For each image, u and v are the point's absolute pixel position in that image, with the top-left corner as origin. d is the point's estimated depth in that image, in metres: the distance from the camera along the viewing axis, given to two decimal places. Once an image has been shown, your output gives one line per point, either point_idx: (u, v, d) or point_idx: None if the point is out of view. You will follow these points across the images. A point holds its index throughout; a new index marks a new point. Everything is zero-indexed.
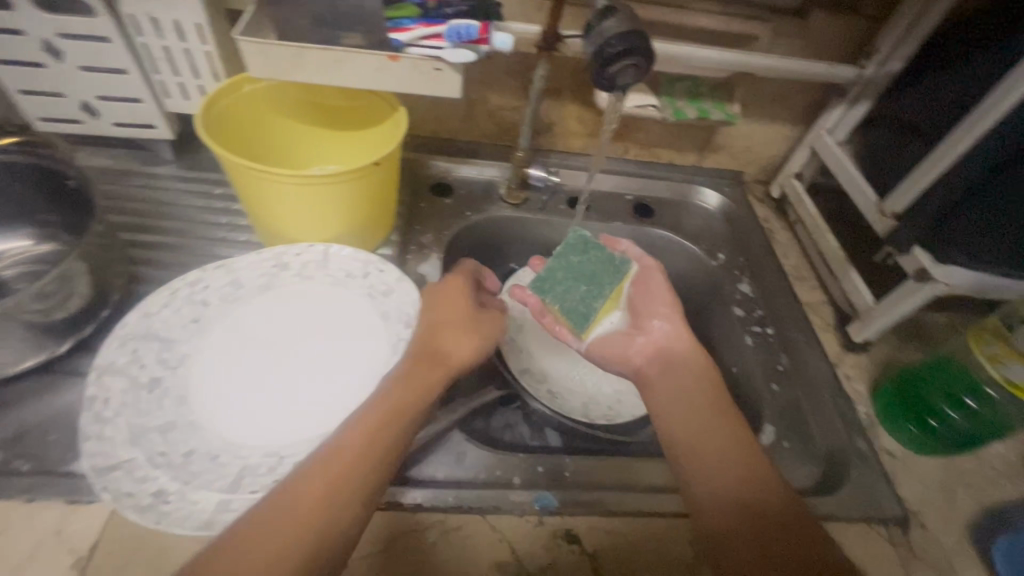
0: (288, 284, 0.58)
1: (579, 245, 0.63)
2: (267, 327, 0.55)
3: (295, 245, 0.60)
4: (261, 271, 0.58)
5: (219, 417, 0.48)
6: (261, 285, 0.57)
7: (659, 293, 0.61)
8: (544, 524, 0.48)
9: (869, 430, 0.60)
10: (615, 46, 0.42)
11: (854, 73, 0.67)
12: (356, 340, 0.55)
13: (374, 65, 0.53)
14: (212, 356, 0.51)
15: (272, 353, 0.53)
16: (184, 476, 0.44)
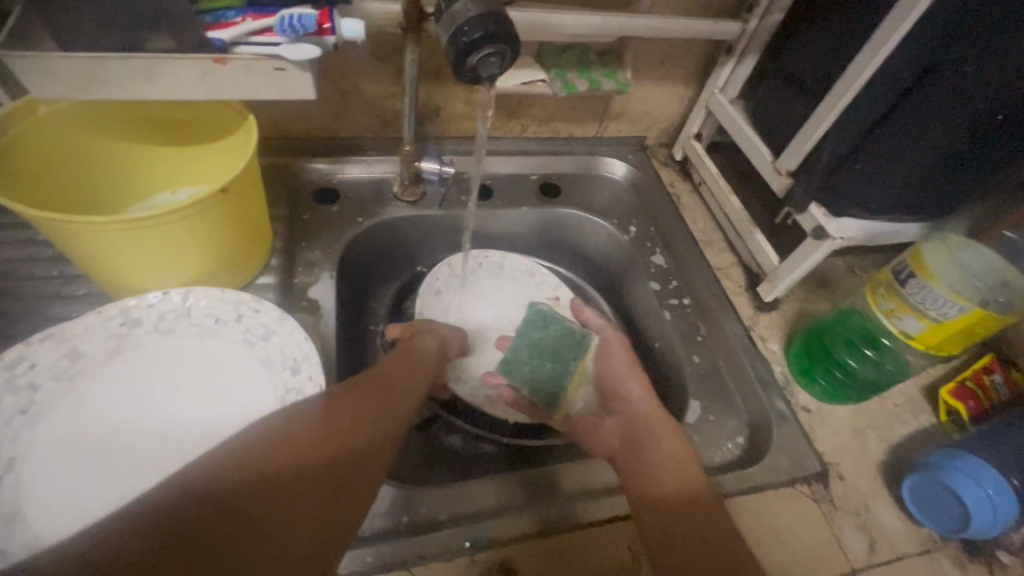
0: (143, 345, 0.50)
1: (540, 322, 0.65)
2: (124, 403, 0.47)
3: (146, 294, 0.51)
4: (104, 333, 0.49)
5: (67, 531, 0.41)
6: (107, 351, 0.49)
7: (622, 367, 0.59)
8: (476, 562, 0.45)
9: (786, 389, 0.62)
10: (470, 33, 0.36)
11: (739, 28, 0.65)
12: (236, 401, 0.48)
13: (199, 70, 0.44)
14: (49, 457, 0.44)
15: (135, 435, 0.46)
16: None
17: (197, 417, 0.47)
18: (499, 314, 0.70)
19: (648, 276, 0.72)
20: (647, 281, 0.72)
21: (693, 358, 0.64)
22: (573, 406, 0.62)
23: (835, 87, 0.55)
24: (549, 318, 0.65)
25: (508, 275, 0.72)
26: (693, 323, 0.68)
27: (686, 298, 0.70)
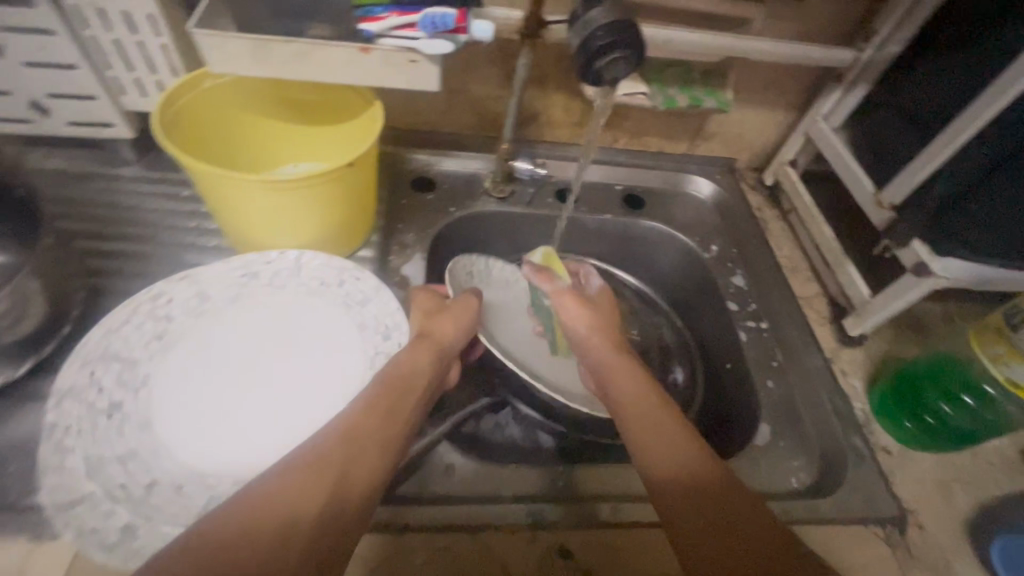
0: (257, 297, 0.56)
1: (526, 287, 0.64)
2: (238, 344, 0.53)
3: (266, 254, 0.57)
4: (229, 282, 0.56)
5: (185, 445, 0.47)
6: (229, 298, 0.55)
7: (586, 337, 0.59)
8: (538, 540, 0.47)
9: (865, 428, 0.60)
10: (602, 38, 0.39)
11: (852, 56, 0.65)
12: (332, 355, 0.54)
13: (343, 56, 0.49)
14: (173, 382, 0.50)
15: (242, 372, 0.52)
16: (145, 513, 0.42)
17: (299, 366, 0.53)
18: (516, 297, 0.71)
19: (726, 296, 0.71)
20: (725, 301, 0.71)
21: (767, 382, 0.63)
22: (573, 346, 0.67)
23: (956, 122, 0.53)
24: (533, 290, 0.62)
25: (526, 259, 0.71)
26: (770, 348, 0.66)
27: (764, 323, 0.69)
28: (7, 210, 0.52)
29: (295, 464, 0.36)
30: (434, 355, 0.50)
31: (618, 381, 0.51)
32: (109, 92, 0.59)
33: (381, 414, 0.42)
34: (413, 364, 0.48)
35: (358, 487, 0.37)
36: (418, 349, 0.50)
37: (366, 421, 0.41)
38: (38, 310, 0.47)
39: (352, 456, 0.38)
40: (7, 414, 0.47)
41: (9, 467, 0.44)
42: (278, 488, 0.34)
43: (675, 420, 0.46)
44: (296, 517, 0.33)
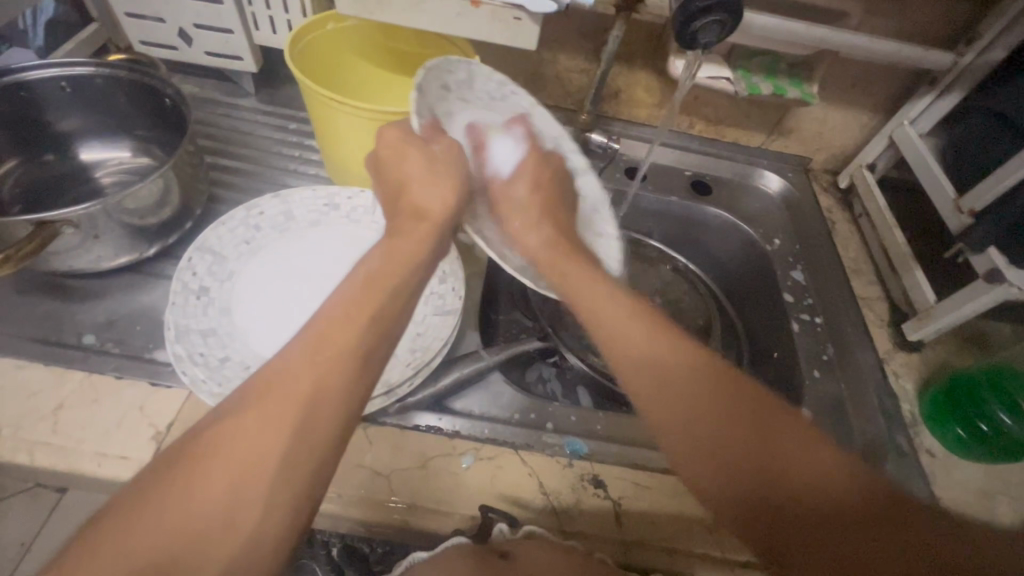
0: (335, 223, 0.60)
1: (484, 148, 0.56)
2: (313, 261, 0.58)
3: (348, 188, 0.61)
4: (313, 207, 0.60)
5: (257, 335, 0.51)
6: (311, 220, 0.60)
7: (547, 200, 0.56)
8: (573, 466, 0.50)
9: (910, 428, 0.60)
10: (703, 0, 0.44)
11: (951, 60, 0.63)
12: None
13: (457, 8, 0.54)
14: (252, 281, 0.54)
15: (311, 286, 0.56)
16: (218, 377, 0.47)
17: None
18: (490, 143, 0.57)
19: (783, 288, 0.72)
20: (781, 292, 0.71)
21: (814, 373, 0.64)
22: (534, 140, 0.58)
23: None
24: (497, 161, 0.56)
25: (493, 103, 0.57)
26: (822, 341, 0.66)
27: (819, 317, 0.69)
28: (159, 119, 0.62)
29: (254, 400, 0.34)
30: (426, 245, 0.44)
31: (653, 361, 0.42)
32: (245, 27, 0.67)
33: (350, 328, 0.37)
34: (397, 264, 0.42)
35: (324, 420, 0.34)
36: (410, 234, 0.44)
37: (333, 339, 0.37)
38: (174, 201, 0.54)
39: (320, 382, 0.35)
40: (138, 286, 0.56)
41: (136, 326, 0.53)
42: (237, 432, 0.33)
43: (717, 405, 0.41)
44: (261, 461, 0.32)
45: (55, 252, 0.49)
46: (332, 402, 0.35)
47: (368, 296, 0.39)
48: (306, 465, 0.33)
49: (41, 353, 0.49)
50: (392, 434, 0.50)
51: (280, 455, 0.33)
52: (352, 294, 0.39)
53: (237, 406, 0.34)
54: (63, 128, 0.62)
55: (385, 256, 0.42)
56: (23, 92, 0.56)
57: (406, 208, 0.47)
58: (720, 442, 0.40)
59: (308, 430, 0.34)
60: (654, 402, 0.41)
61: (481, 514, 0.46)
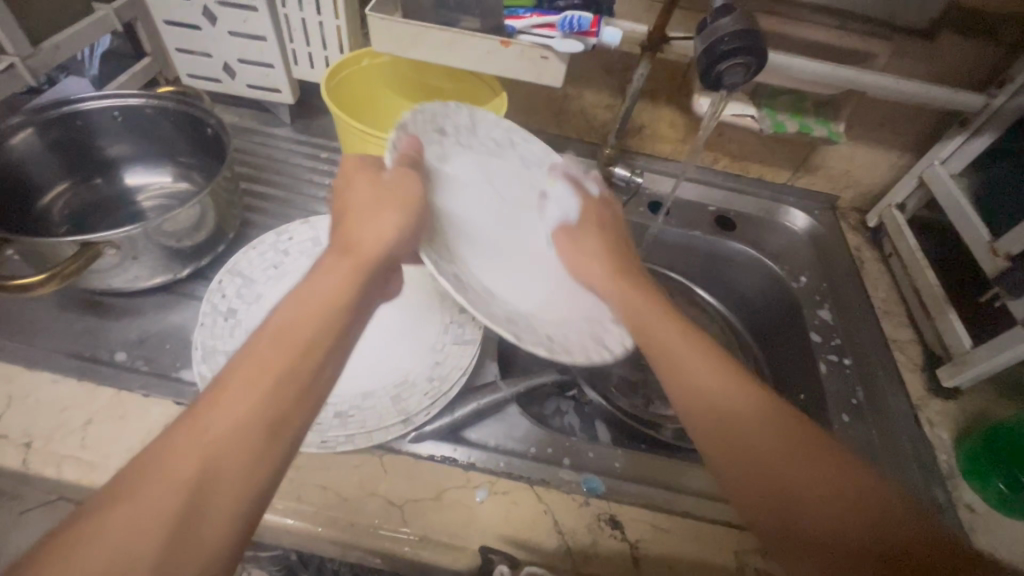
0: None
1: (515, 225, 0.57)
2: None
3: None
4: None
5: None
6: None
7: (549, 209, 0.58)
8: (589, 505, 0.49)
9: (948, 481, 0.57)
10: (728, 44, 0.45)
11: (982, 102, 0.63)
12: (414, 316, 0.58)
13: (485, 47, 0.55)
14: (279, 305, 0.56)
15: None
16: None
17: (389, 313, 0.58)
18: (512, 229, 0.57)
19: (810, 327, 0.70)
20: (808, 331, 0.69)
21: (843, 417, 0.61)
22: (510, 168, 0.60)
23: None
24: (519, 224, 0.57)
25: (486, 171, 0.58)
26: (851, 384, 0.64)
27: (848, 358, 0.67)
28: (201, 146, 0.65)
29: (142, 477, 0.30)
30: (353, 284, 0.39)
31: (714, 403, 0.41)
32: (285, 63, 0.70)
33: (262, 391, 0.33)
34: (315, 306, 0.37)
35: (225, 501, 0.31)
36: (332, 273, 0.39)
37: (226, 408, 0.33)
38: (209, 225, 0.56)
39: (217, 456, 0.31)
40: (170, 305, 0.58)
41: (165, 345, 0.54)
42: (115, 510, 0.29)
43: (779, 450, 0.38)
44: (143, 549, 0.28)
45: (95, 271, 0.51)
46: (235, 483, 0.32)
47: (279, 350, 0.35)
48: (195, 554, 0.30)
49: (74, 368, 0.51)
50: (406, 463, 0.49)
51: (159, 547, 0.29)
52: (257, 348, 0.35)
53: (120, 484, 0.30)
54: (112, 154, 0.65)
55: (300, 300, 0.37)
56: (78, 120, 0.60)
57: (337, 239, 0.42)
58: (782, 486, 0.37)
59: (199, 512, 0.30)
60: (728, 439, 0.40)
61: (481, 555, 0.45)
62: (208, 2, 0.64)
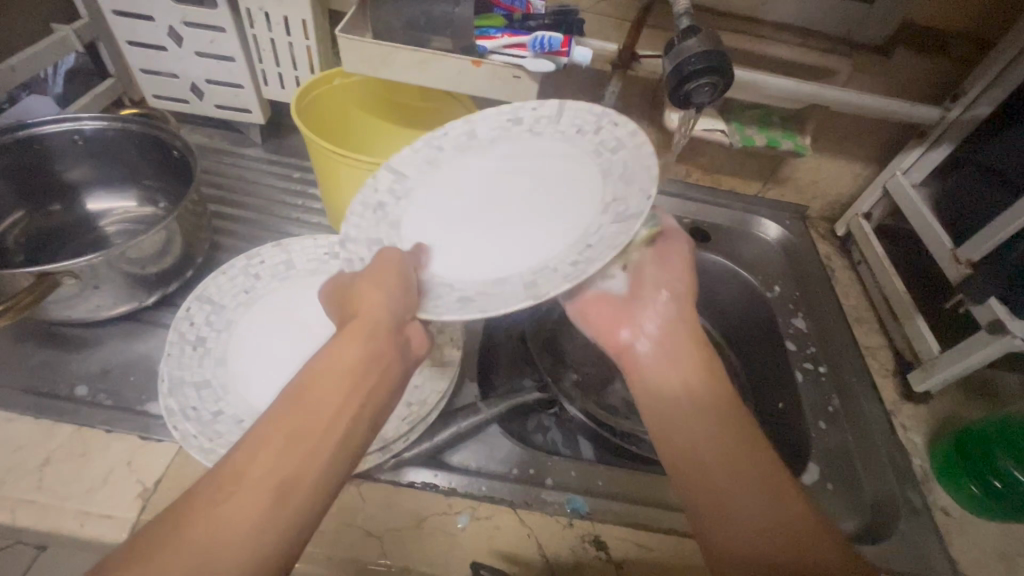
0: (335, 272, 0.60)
1: (505, 202, 0.50)
2: (313, 310, 0.57)
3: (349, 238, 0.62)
4: (313, 256, 0.61)
5: (251, 385, 0.50)
6: (310, 269, 0.60)
7: (518, 171, 0.51)
8: (573, 526, 0.48)
9: (922, 485, 0.58)
10: (694, 65, 0.46)
11: (938, 115, 0.65)
12: None
13: (458, 67, 0.55)
14: (250, 331, 0.54)
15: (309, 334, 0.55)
16: (209, 433, 0.46)
17: None
18: (510, 210, 0.50)
19: (785, 336, 0.71)
20: (783, 340, 0.70)
21: (820, 425, 0.62)
22: (459, 141, 0.53)
23: None
24: (511, 201, 0.50)
25: (444, 171, 0.53)
26: (827, 392, 0.65)
27: (823, 366, 0.68)
28: (167, 169, 0.63)
29: (153, 548, 0.29)
30: (365, 347, 0.37)
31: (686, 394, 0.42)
32: (254, 83, 0.69)
33: (271, 457, 0.32)
34: (332, 373, 0.35)
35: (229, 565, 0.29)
36: (349, 340, 0.37)
37: (249, 471, 0.32)
38: (176, 250, 0.55)
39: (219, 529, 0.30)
40: (135, 334, 0.56)
41: (129, 376, 0.52)
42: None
43: (724, 430, 0.40)
44: None
45: (53, 302, 0.49)
46: (244, 542, 0.30)
47: (289, 412, 0.34)
48: None
49: (30, 404, 0.49)
50: (386, 491, 0.48)
51: None
52: (277, 415, 0.34)
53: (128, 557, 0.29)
54: (71, 179, 0.63)
55: (314, 366, 0.36)
56: (35, 145, 0.58)
57: (346, 307, 0.40)
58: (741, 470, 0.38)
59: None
60: (669, 411, 0.41)
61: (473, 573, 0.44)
62: (173, 23, 0.63)
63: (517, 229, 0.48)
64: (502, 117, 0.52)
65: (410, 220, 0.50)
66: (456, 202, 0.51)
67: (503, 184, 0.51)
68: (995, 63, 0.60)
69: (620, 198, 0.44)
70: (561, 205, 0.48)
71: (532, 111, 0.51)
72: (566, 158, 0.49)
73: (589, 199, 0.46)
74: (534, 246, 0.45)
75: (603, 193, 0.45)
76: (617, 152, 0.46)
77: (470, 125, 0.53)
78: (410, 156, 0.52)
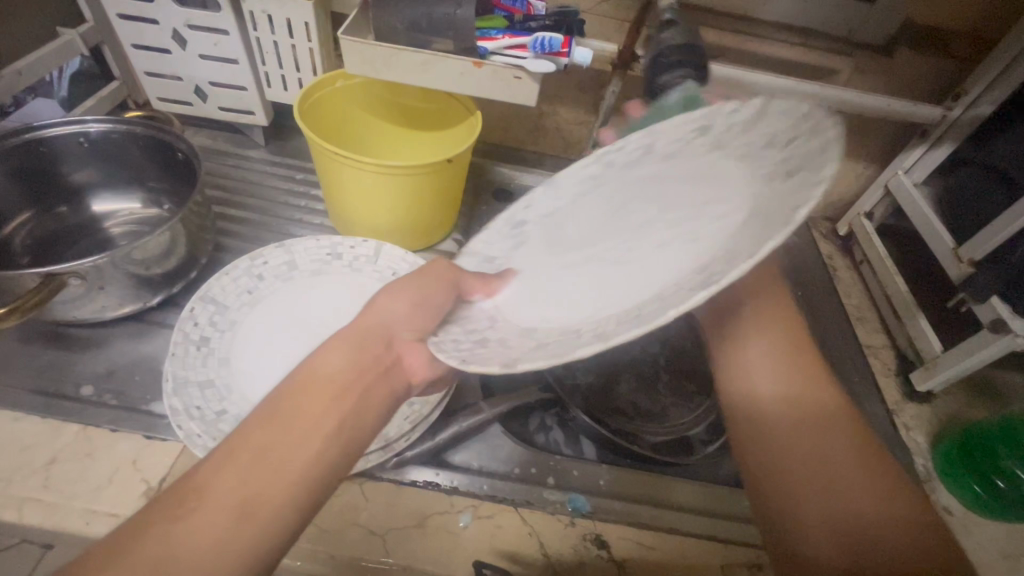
0: (337, 273, 0.61)
1: (657, 244, 0.38)
2: (317, 310, 0.58)
3: (351, 238, 0.62)
4: (315, 256, 0.61)
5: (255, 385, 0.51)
6: (313, 270, 0.60)
7: (685, 196, 0.39)
8: (575, 525, 0.49)
9: (925, 484, 0.58)
10: (670, 55, 0.49)
11: (939, 114, 0.65)
12: None
13: (459, 69, 0.56)
14: (254, 331, 0.55)
15: (312, 334, 0.56)
16: (213, 432, 0.46)
17: None
18: (629, 255, 0.40)
19: None
20: None
21: None
22: (639, 161, 0.42)
23: None
24: (659, 245, 0.38)
25: (644, 198, 0.42)
26: None
27: (825, 366, 0.68)
28: (171, 171, 0.64)
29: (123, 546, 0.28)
30: (354, 357, 0.38)
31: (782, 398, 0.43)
32: (258, 85, 0.70)
33: (255, 459, 0.32)
34: (325, 379, 0.36)
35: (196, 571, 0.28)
36: (341, 348, 0.38)
37: (217, 483, 0.31)
38: (181, 251, 0.55)
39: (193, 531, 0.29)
40: (140, 335, 0.56)
41: (134, 376, 0.53)
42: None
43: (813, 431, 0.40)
44: None
45: (60, 303, 0.50)
46: (204, 559, 0.28)
47: (279, 415, 0.34)
48: None
49: (37, 404, 0.49)
50: (389, 490, 0.49)
51: None
52: (254, 423, 0.34)
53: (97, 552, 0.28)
54: (76, 181, 0.64)
55: (309, 371, 0.36)
56: (41, 147, 0.59)
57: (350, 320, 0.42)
58: (814, 459, 0.39)
59: None
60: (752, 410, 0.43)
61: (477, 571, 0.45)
62: (177, 26, 0.64)
63: (635, 272, 0.37)
64: (685, 127, 0.39)
65: (529, 253, 0.47)
66: (575, 234, 0.46)
67: (670, 220, 0.39)
68: (997, 62, 0.60)
69: (730, 251, 0.30)
70: (680, 251, 0.35)
71: (728, 118, 0.38)
72: (725, 178, 0.36)
73: (737, 231, 0.31)
74: (618, 296, 0.36)
75: (762, 226, 0.29)
76: (791, 175, 0.32)
77: (647, 136, 0.42)
78: (575, 176, 0.46)
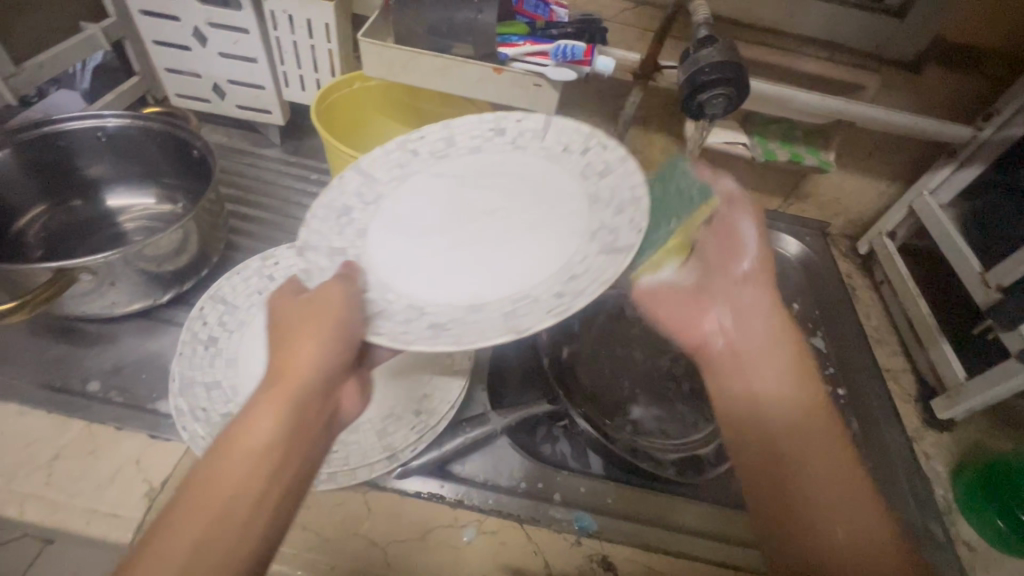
0: None
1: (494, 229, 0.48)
2: None
3: None
4: None
5: None
6: None
7: (496, 191, 0.51)
8: (581, 544, 0.48)
9: (945, 516, 0.56)
10: (709, 73, 0.46)
11: (969, 134, 0.63)
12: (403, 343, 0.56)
13: (480, 73, 0.55)
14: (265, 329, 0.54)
15: None
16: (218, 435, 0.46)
17: None
18: (474, 231, 0.49)
19: None
20: None
21: None
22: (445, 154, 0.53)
23: None
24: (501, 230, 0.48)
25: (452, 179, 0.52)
26: (846, 416, 0.64)
27: (841, 389, 0.66)
28: (187, 168, 0.63)
29: None
30: (288, 417, 0.34)
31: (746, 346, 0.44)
32: (276, 85, 0.70)
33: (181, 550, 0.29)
34: (254, 444, 0.33)
35: None
36: (270, 406, 0.34)
37: None
38: (192, 249, 0.55)
39: None
40: (149, 332, 0.56)
41: (140, 374, 0.52)
42: None
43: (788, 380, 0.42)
44: None
45: (71, 297, 0.50)
46: None
47: (210, 489, 0.31)
48: None
49: (42, 399, 0.49)
50: (392, 501, 0.48)
51: None
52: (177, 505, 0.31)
53: None
54: (91, 175, 0.64)
55: (238, 430, 0.33)
56: (59, 141, 0.59)
57: (269, 364, 0.37)
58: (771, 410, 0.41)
59: None
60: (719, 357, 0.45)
61: None
62: (198, 24, 0.64)
63: (496, 252, 0.47)
64: (483, 127, 0.53)
65: (376, 231, 0.49)
66: (416, 208, 0.51)
67: (494, 205, 0.50)
68: None
69: (610, 228, 0.43)
70: (531, 233, 0.47)
71: (518, 125, 0.52)
72: (550, 178, 0.50)
73: (579, 220, 0.46)
74: (494, 273, 0.45)
75: (593, 217, 0.45)
76: (604, 176, 0.47)
77: (448, 131, 0.54)
78: (384, 159, 0.52)
